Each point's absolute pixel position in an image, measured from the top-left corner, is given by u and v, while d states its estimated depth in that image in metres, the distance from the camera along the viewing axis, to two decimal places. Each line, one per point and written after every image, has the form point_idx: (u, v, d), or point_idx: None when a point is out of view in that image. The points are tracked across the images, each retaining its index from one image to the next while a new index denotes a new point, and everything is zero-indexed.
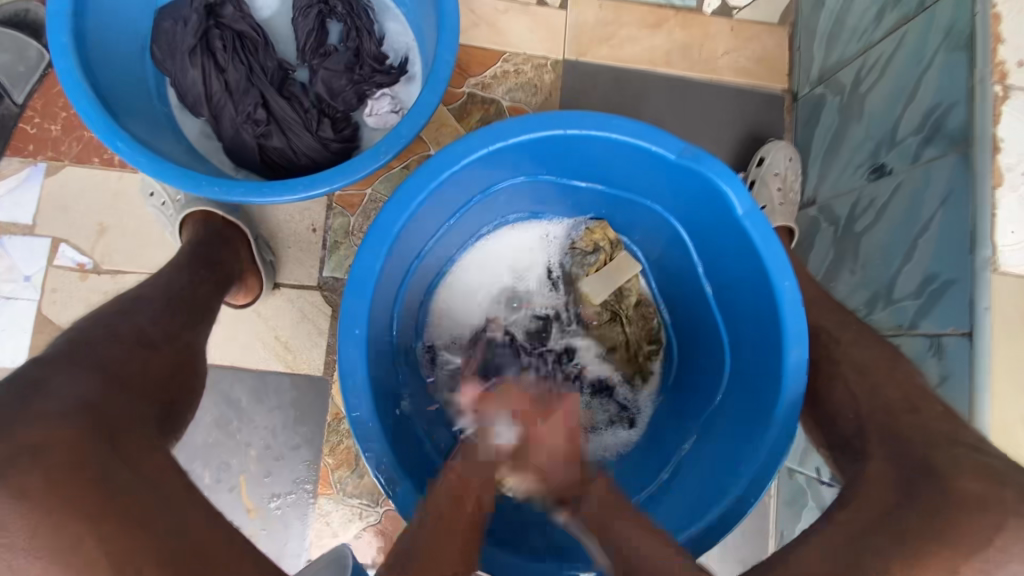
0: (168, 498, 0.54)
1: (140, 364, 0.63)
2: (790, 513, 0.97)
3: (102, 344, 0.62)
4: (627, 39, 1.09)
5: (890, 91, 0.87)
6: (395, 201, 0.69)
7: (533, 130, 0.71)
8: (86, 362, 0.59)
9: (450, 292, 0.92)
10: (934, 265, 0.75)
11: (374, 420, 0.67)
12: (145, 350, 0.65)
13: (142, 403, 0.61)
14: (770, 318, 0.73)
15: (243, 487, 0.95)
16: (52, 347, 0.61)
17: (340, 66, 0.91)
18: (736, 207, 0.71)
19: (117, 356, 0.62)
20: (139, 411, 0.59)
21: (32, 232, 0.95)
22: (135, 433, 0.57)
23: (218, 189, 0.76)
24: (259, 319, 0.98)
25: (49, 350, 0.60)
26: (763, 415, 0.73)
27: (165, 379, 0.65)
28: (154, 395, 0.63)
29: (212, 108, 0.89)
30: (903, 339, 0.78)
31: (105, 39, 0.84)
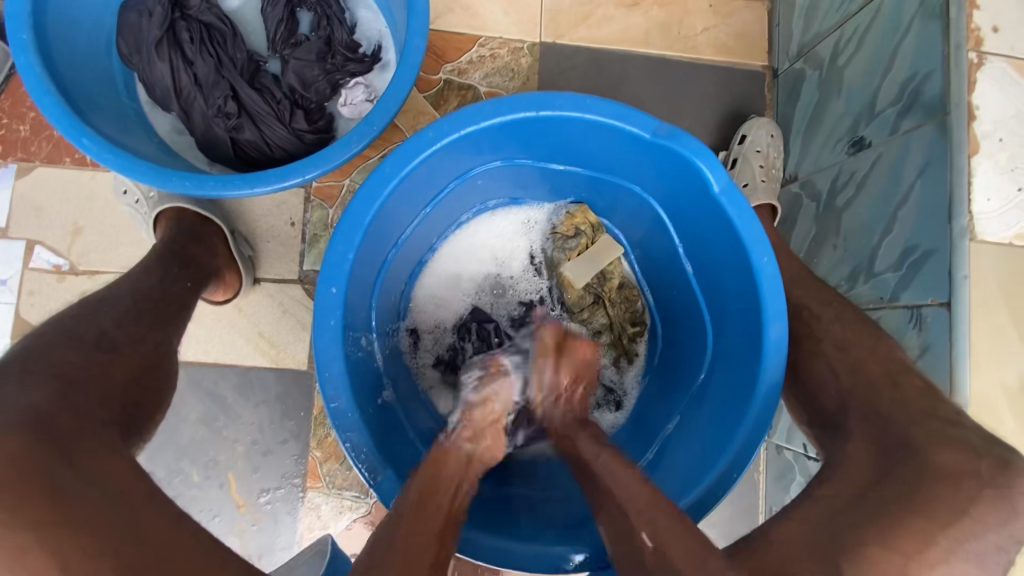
0: (133, 501, 0.53)
1: (102, 368, 0.63)
2: (779, 489, 0.97)
3: (58, 349, 0.62)
4: (604, 19, 1.08)
5: (867, 62, 0.86)
6: (366, 189, 0.69)
7: (504, 113, 0.71)
8: (45, 372, 0.58)
9: (433, 280, 0.91)
10: (913, 236, 0.74)
11: (353, 411, 0.67)
12: (107, 354, 0.65)
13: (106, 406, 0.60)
14: (750, 295, 0.72)
15: (232, 483, 0.95)
16: (10, 354, 0.60)
17: (311, 55, 0.90)
18: (713, 183, 0.71)
19: (76, 359, 0.62)
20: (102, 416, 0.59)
21: (5, 235, 0.94)
22: (95, 440, 0.56)
23: (189, 183, 0.75)
24: (241, 315, 0.97)
25: (7, 357, 0.60)
26: (745, 392, 0.73)
27: (126, 384, 0.64)
28: (114, 400, 0.62)
29: (181, 102, 0.87)
30: (884, 312, 0.78)
31: (68, 35, 0.82)
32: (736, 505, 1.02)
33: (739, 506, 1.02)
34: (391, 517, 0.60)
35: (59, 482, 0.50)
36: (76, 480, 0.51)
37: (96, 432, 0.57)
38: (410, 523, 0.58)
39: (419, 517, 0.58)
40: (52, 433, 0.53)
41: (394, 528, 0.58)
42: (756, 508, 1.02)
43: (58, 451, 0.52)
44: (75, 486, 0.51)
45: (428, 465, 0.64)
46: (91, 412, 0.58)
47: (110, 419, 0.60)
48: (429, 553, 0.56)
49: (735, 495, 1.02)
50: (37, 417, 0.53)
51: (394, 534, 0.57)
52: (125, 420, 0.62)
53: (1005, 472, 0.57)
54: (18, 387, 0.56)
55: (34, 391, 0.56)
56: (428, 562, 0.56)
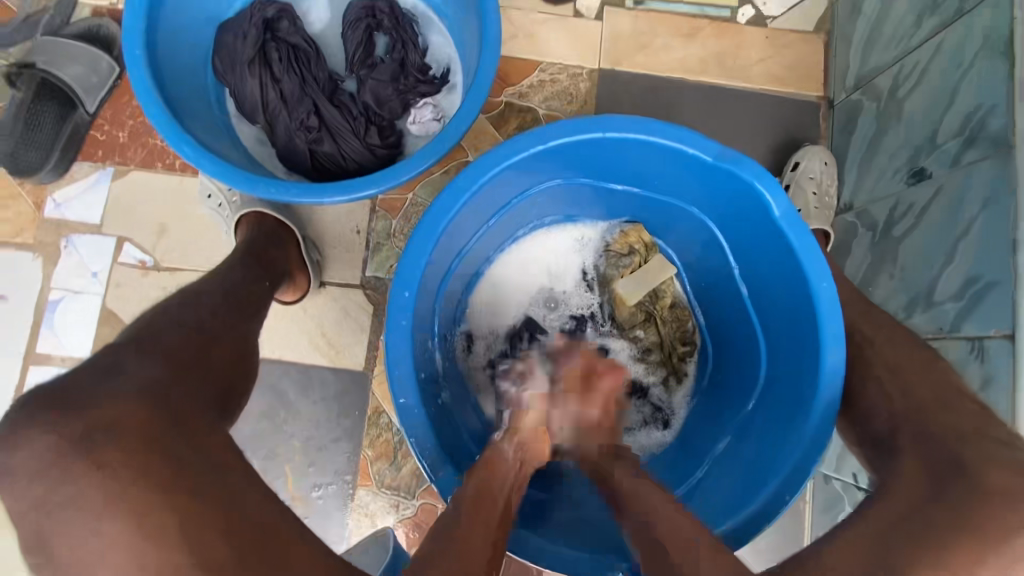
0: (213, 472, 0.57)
1: (201, 353, 0.67)
2: (826, 519, 0.96)
3: (167, 331, 0.67)
4: (661, 48, 1.12)
5: (929, 97, 0.87)
6: (440, 201, 0.73)
7: (573, 134, 0.74)
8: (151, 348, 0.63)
9: (488, 291, 0.95)
10: (975, 267, 0.74)
11: (418, 407, 0.70)
12: (205, 339, 0.70)
13: (202, 385, 0.65)
14: (807, 318, 0.73)
15: (287, 476, 0.99)
16: (125, 332, 0.66)
17: (386, 76, 0.96)
18: (773, 208, 0.73)
19: (183, 341, 0.67)
20: (198, 393, 0.63)
21: (99, 231, 1.02)
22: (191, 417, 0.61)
23: (273, 189, 0.81)
24: (305, 316, 1.02)
25: (123, 334, 0.65)
26: (799, 414, 0.74)
27: (222, 369, 0.69)
28: (213, 385, 0.66)
29: (267, 116, 0.95)
30: (944, 343, 0.78)
31: (174, 51, 0.91)
32: (779, 533, 1.01)
33: (782, 534, 1.01)
34: (450, 510, 0.62)
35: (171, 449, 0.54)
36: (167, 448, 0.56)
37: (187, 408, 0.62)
38: (470, 515, 0.60)
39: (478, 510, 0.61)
40: (167, 408, 0.58)
41: (455, 518, 0.60)
42: (801, 538, 1.00)
43: (168, 420, 0.57)
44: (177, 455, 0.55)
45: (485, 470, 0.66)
46: (197, 394, 0.63)
47: (210, 401, 0.64)
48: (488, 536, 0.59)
49: (780, 524, 1.01)
50: (153, 390, 0.58)
51: (453, 524, 0.59)
52: (222, 403, 0.67)
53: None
54: (137, 363, 0.60)
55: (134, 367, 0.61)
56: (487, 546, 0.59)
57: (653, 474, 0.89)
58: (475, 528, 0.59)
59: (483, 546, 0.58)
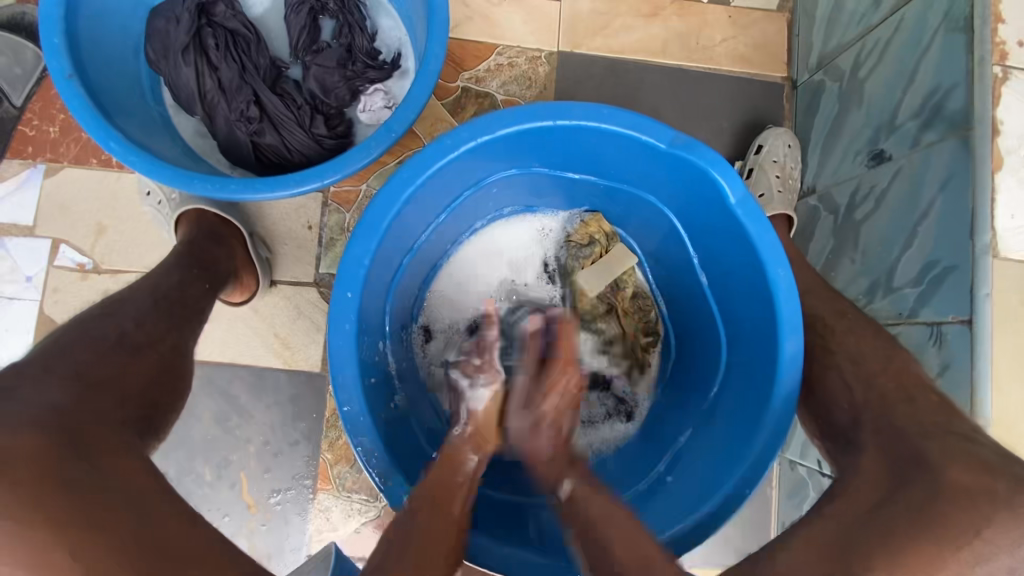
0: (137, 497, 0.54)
1: (121, 368, 0.64)
2: (792, 505, 0.96)
3: (80, 349, 0.63)
4: (622, 29, 1.08)
5: (889, 76, 0.85)
6: (384, 195, 0.69)
7: (521, 123, 0.71)
8: (63, 369, 0.59)
9: (447, 285, 0.92)
10: (934, 252, 0.73)
11: (365, 413, 0.67)
12: (126, 354, 0.66)
13: (122, 407, 0.61)
14: (766, 308, 0.71)
15: (244, 483, 0.96)
16: (34, 351, 0.62)
17: (332, 62, 0.92)
18: (729, 194, 0.70)
19: (100, 360, 0.63)
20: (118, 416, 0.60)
21: (33, 233, 0.97)
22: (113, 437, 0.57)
23: (211, 186, 0.76)
24: (257, 316, 0.98)
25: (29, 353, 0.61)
26: (759, 406, 0.72)
27: (147, 385, 0.66)
28: (135, 402, 0.64)
29: (205, 107, 0.89)
30: (903, 328, 0.77)
31: (99, 40, 0.85)
32: (748, 519, 1.01)
33: (750, 520, 1.00)
34: (408, 507, 0.63)
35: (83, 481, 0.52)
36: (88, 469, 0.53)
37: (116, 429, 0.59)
38: (424, 526, 0.60)
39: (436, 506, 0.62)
40: (70, 434, 0.54)
41: (412, 516, 0.61)
42: (769, 521, 1.00)
43: (77, 449, 0.53)
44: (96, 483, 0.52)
45: (442, 462, 0.67)
46: (112, 413, 0.60)
47: (125, 419, 0.61)
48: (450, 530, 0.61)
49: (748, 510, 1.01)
50: (58, 414, 0.55)
51: (408, 534, 0.59)
52: (144, 420, 0.64)
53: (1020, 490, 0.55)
54: (36, 386, 0.56)
55: (58, 388, 0.57)
56: (443, 553, 0.59)
57: (615, 469, 0.87)
58: (432, 523, 0.60)
59: (445, 542, 0.59)
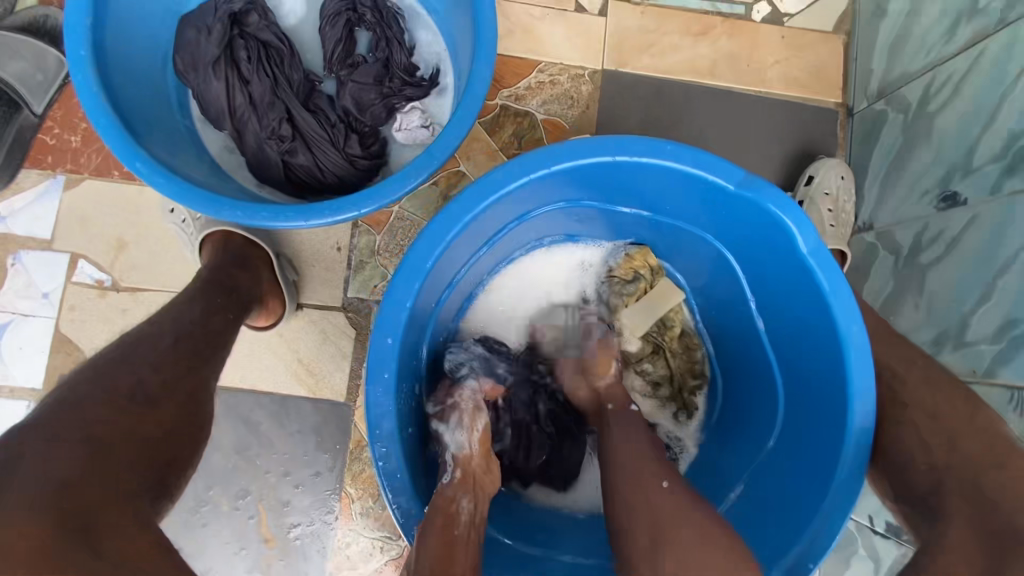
0: None
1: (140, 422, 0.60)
2: (836, 558, 0.91)
3: (88, 408, 0.58)
4: (669, 48, 1.03)
5: (965, 111, 0.79)
6: (429, 231, 0.65)
7: (578, 157, 0.66)
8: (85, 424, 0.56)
9: (482, 318, 0.87)
10: (1018, 308, 0.68)
11: (403, 470, 0.62)
12: (144, 405, 0.62)
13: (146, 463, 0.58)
14: (835, 366, 0.66)
15: (262, 515, 0.92)
16: (46, 406, 0.58)
17: (369, 78, 0.87)
18: (800, 242, 0.65)
19: (117, 415, 0.59)
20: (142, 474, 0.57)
21: (50, 247, 0.92)
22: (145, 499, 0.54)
23: (240, 213, 0.72)
24: (280, 341, 0.94)
25: (44, 408, 0.57)
26: (824, 469, 0.67)
27: (163, 440, 0.62)
28: (153, 462, 0.59)
29: (234, 122, 0.85)
30: (979, 386, 0.72)
31: (125, 50, 0.80)
32: None
33: None
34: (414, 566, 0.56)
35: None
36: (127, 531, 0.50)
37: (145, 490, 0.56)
38: None
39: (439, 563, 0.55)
40: (77, 515, 0.50)
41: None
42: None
43: (84, 534, 0.49)
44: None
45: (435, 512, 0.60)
46: (125, 481, 0.55)
47: (140, 484, 0.57)
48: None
49: None
50: (65, 493, 0.51)
51: None
52: (161, 481, 0.60)
53: None
54: (42, 458, 0.52)
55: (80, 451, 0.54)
56: None
57: None
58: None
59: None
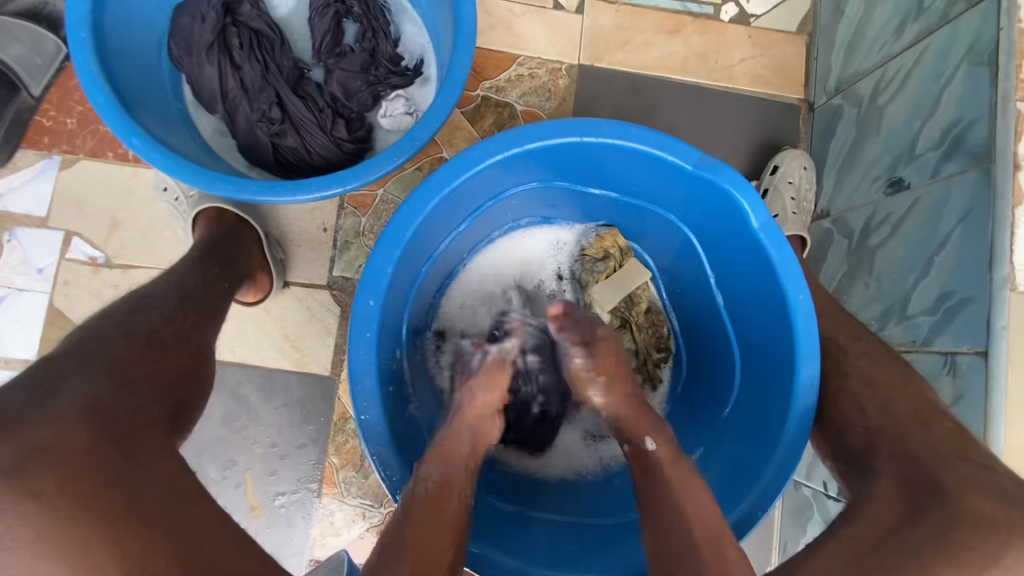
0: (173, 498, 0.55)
1: (152, 365, 0.64)
2: (794, 525, 0.96)
3: (110, 345, 0.63)
4: (642, 45, 1.09)
5: (910, 104, 0.86)
6: (409, 205, 0.69)
7: (549, 138, 0.71)
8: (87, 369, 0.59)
9: (461, 294, 0.92)
10: (950, 282, 0.74)
11: (382, 423, 0.67)
12: (157, 350, 0.66)
13: (153, 402, 0.62)
14: (783, 332, 0.72)
15: (249, 484, 0.95)
16: (63, 348, 0.62)
17: (356, 67, 0.91)
18: (752, 218, 0.71)
19: (132, 356, 0.63)
20: (151, 412, 0.61)
21: (45, 225, 0.96)
22: (145, 438, 0.58)
23: (232, 187, 0.76)
24: (268, 317, 0.98)
25: (62, 348, 0.62)
26: (773, 428, 0.72)
27: (173, 382, 0.66)
28: (165, 399, 0.64)
29: (227, 106, 0.89)
30: (917, 356, 0.78)
31: (122, 35, 0.84)
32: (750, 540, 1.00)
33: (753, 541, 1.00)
34: (399, 513, 0.59)
35: (126, 480, 0.53)
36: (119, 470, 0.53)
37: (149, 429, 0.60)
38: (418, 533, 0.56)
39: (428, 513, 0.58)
40: (111, 427, 0.56)
41: (404, 526, 0.57)
42: (771, 543, 1.00)
43: (117, 445, 0.55)
44: (136, 479, 0.54)
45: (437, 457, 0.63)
46: (146, 408, 0.61)
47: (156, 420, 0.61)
48: (446, 534, 0.57)
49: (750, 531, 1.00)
50: (101, 408, 0.56)
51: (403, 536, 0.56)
52: (173, 418, 0.64)
53: None
54: (77, 381, 0.58)
55: (95, 384, 0.58)
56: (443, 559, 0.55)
57: None
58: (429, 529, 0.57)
59: (443, 546, 0.56)
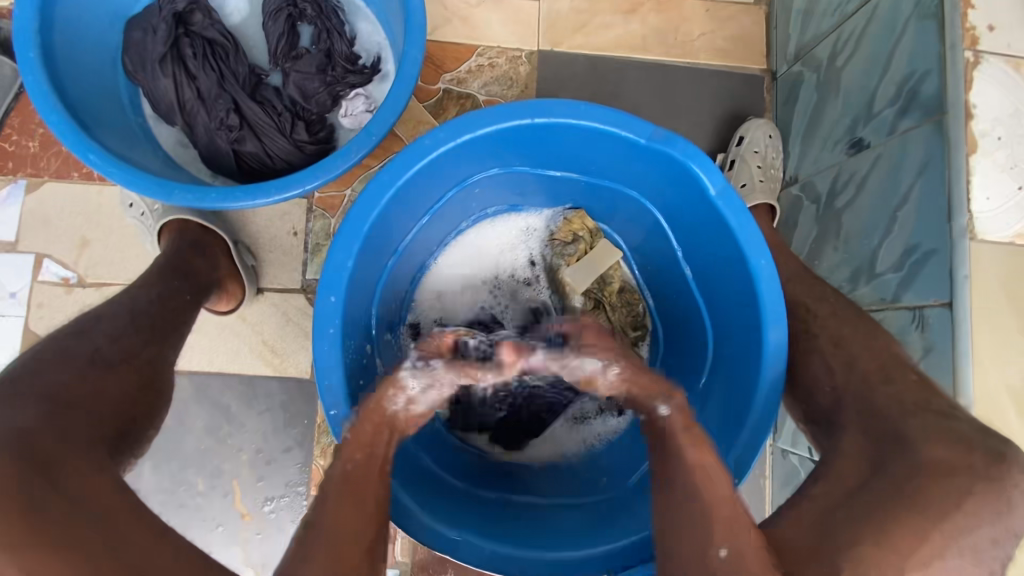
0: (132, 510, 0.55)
1: (94, 386, 0.65)
2: (785, 493, 0.96)
3: (51, 369, 0.64)
4: (601, 26, 1.09)
5: (865, 64, 0.86)
6: (365, 198, 0.69)
7: (502, 121, 0.71)
8: (34, 394, 0.60)
9: (435, 287, 0.92)
10: (914, 236, 0.74)
11: (351, 418, 0.67)
12: (102, 370, 0.67)
13: (97, 427, 0.63)
14: (749, 298, 0.72)
15: (237, 492, 0.96)
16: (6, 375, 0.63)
17: (312, 68, 0.91)
18: (709, 187, 0.71)
19: (72, 378, 0.64)
20: (92, 437, 0.62)
21: (15, 249, 0.96)
22: (82, 458, 0.58)
23: (191, 196, 0.76)
24: (244, 325, 0.98)
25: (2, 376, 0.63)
26: (745, 395, 0.73)
27: (122, 400, 0.67)
28: (108, 420, 0.65)
29: (185, 117, 0.89)
30: (886, 313, 0.77)
31: (75, 53, 0.84)
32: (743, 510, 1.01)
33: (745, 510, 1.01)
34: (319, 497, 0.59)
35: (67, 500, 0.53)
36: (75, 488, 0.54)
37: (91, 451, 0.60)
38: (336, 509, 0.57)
39: (346, 497, 0.58)
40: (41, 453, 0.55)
41: (323, 509, 0.57)
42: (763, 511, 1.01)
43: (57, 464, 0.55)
44: None
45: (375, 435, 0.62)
46: (82, 432, 0.61)
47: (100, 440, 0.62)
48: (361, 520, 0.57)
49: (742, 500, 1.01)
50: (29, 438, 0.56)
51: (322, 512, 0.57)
52: (117, 438, 0.65)
53: (999, 465, 0.57)
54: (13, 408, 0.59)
55: (27, 412, 0.59)
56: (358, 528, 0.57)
57: (609, 463, 0.87)
58: (345, 515, 0.57)
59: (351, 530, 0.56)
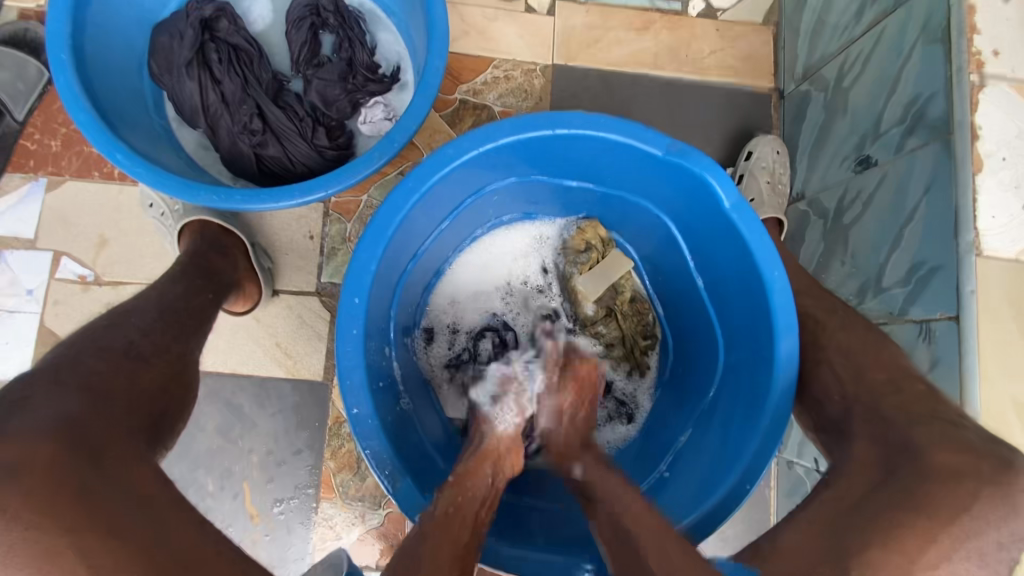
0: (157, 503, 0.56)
1: (127, 378, 0.66)
2: (790, 504, 0.97)
3: (87, 359, 0.65)
4: (614, 42, 1.12)
5: (872, 85, 0.89)
6: (389, 202, 0.71)
7: (523, 132, 0.73)
8: (70, 382, 0.61)
9: (448, 292, 0.93)
10: (920, 252, 0.76)
11: (373, 417, 0.68)
12: (133, 363, 0.68)
13: (131, 415, 0.64)
14: (761, 308, 0.74)
15: (246, 493, 0.96)
16: (40, 364, 0.64)
17: (334, 75, 0.93)
18: (724, 200, 0.73)
19: (106, 370, 0.65)
20: (127, 423, 0.62)
21: (34, 246, 0.97)
22: (121, 449, 0.59)
23: (217, 197, 0.78)
24: (259, 326, 0.99)
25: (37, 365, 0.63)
26: (756, 403, 0.74)
27: (154, 393, 0.68)
28: (141, 410, 0.65)
29: (209, 120, 0.91)
30: (893, 326, 0.79)
31: (104, 56, 0.86)
32: (747, 520, 1.02)
33: (749, 520, 1.02)
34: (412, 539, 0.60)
35: (99, 491, 0.54)
36: (103, 479, 0.55)
37: (128, 441, 0.61)
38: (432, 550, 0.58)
39: (442, 533, 0.60)
40: (72, 444, 0.56)
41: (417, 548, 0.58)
42: (767, 522, 1.01)
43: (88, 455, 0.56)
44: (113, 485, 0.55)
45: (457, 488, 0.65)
46: (118, 421, 0.62)
47: (135, 429, 0.63)
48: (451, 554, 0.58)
49: (747, 510, 1.02)
50: (71, 422, 0.57)
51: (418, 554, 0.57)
52: (151, 427, 0.66)
53: (1004, 471, 0.58)
54: (47, 395, 0.59)
55: (67, 399, 0.59)
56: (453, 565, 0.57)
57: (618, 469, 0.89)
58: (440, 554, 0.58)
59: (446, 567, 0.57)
